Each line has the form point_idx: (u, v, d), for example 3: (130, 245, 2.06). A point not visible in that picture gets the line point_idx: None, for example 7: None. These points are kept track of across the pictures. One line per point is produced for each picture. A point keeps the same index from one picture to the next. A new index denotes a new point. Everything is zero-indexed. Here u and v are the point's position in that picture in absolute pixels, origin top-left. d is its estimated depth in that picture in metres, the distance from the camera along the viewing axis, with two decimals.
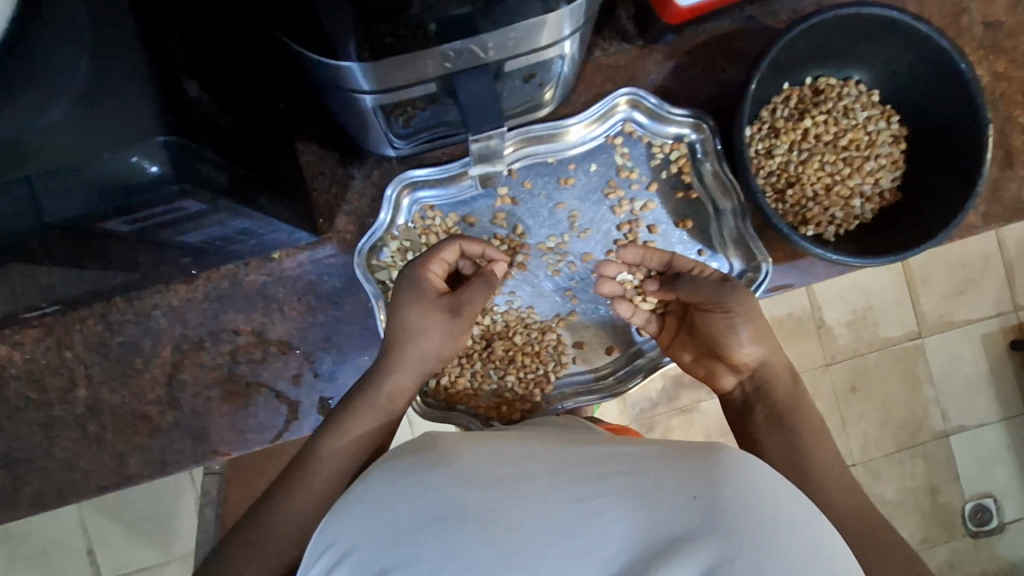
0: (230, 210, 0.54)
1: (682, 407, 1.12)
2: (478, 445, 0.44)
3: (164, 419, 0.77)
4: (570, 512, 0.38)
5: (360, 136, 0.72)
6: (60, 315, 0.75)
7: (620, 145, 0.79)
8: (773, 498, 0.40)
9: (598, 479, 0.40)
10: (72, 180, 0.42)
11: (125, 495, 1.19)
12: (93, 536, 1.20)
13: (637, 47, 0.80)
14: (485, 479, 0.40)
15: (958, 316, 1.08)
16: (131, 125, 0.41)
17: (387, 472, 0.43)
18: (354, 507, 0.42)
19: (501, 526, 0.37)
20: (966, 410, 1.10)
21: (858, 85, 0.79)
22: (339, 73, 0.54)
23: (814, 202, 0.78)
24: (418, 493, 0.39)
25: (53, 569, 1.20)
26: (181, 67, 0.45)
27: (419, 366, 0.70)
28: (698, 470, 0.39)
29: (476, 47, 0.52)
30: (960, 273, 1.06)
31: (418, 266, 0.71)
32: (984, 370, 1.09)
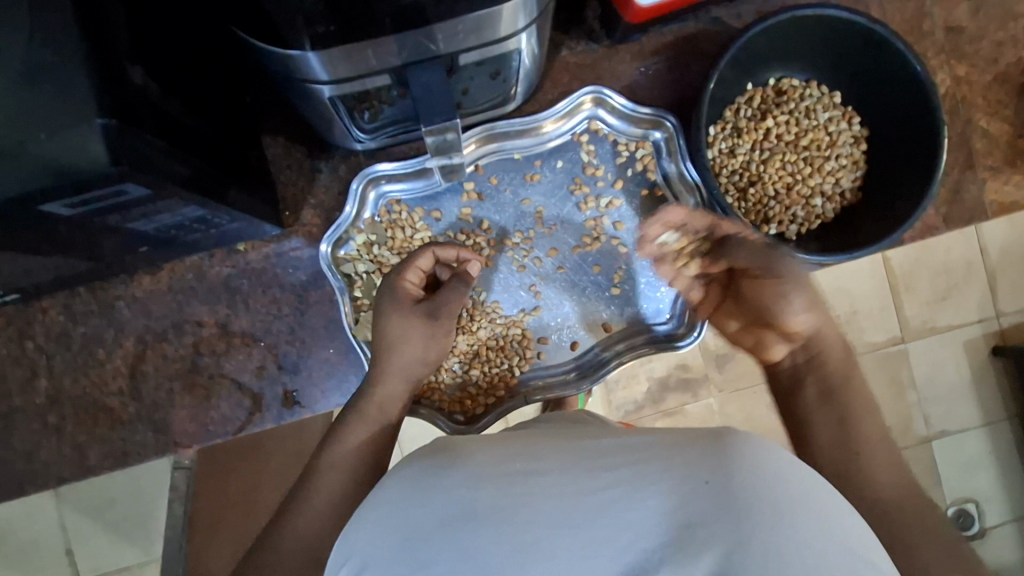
0: (178, 198, 0.54)
1: (666, 410, 1.11)
2: (490, 445, 0.47)
3: (125, 410, 0.77)
4: (586, 505, 0.39)
5: (324, 129, 0.73)
6: (21, 306, 0.75)
7: (586, 143, 0.80)
8: (786, 484, 0.39)
9: (609, 471, 0.41)
10: (12, 168, 0.42)
11: (106, 493, 1.18)
12: (72, 536, 1.19)
13: (604, 46, 0.80)
14: (495, 477, 0.42)
15: (941, 322, 1.04)
16: (68, 108, 0.41)
17: (396, 480, 0.45)
18: (369, 514, 0.44)
19: (522, 516, 0.39)
20: (949, 415, 1.06)
21: (820, 87, 0.80)
22: (294, 63, 0.55)
23: (775, 201, 0.79)
24: (428, 496, 0.41)
25: (35, 567, 1.20)
26: (127, 53, 0.46)
27: (407, 374, 0.71)
28: (710, 456, 0.39)
29: (425, 38, 0.54)
30: (943, 279, 1.03)
31: (395, 276, 0.72)
32: (967, 377, 1.06)
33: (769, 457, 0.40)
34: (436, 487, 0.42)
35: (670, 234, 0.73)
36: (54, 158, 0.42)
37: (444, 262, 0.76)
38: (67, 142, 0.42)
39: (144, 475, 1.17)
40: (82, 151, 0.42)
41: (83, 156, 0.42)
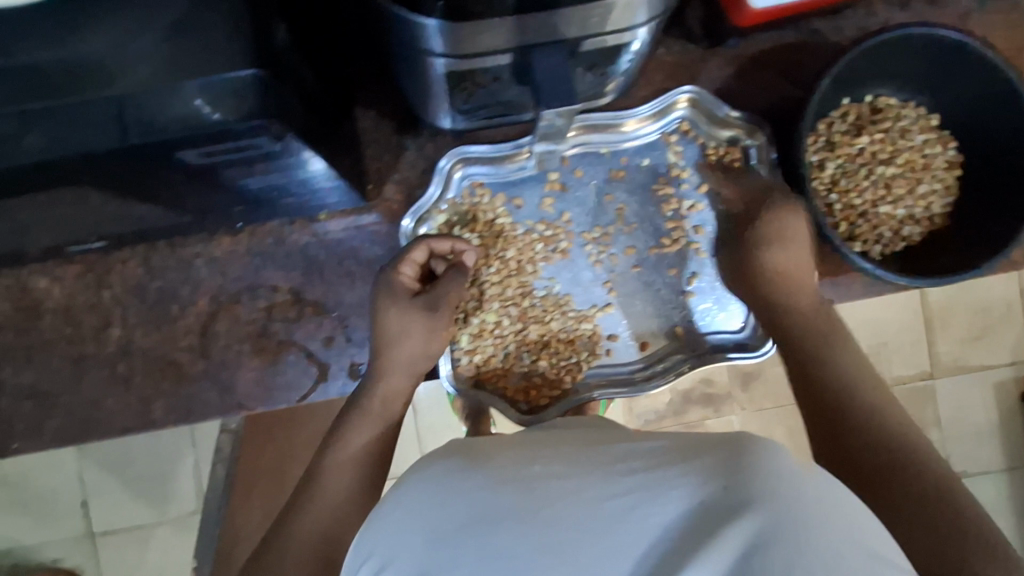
0: (298, 156, 0.55)
1: (687, 423, 1.11)
2: (513, 450, 0.46)
3: (194, 367, 0.77)
4: (603, 512, 0.38)
5: (419, 105, 0.73)
6: (102, 254, 0.75)
7: (674, 143, 0.79)
8: (827, 498, 0.38)
9: (628, 475, 0.40)
10: (149, 110, 0.43)
11: (125, 452, 1.21)
12: (90, 490, 1.22)
13: (701, 48, 0.80)
14: (515, 480, 0.41)
15: (973, 361, 1.18)
16: (223, 59, 0.42)
17: (419, 479, 0.44)
18: (389, 512, 0.43)
19: (540, 520, 0.38)
20: (969, 457, 1.19)
21: (917, 109, 0.78)
22: (416, 32, 0.55)
23: (863, 219, 0.77)
24: (452, 498, 0.41)
25: (50, 517, 1.23)
26: (272, 12, 0.45)
27: (410, 370, 0.71)
28: (728, 458, 0.39)
29: (558, 21, 0.54)
30: (979, 319, 1.17)
31: (389, 270, 0.72)
32: (993, 419, 1.19)
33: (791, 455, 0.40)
34: (457, 486, 0.41)
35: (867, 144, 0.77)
36: (189, 112, 0.43)
37: (439, 254, 0.75)
38: (217, 88, 0.42)
39: (166, 437, 1.20)
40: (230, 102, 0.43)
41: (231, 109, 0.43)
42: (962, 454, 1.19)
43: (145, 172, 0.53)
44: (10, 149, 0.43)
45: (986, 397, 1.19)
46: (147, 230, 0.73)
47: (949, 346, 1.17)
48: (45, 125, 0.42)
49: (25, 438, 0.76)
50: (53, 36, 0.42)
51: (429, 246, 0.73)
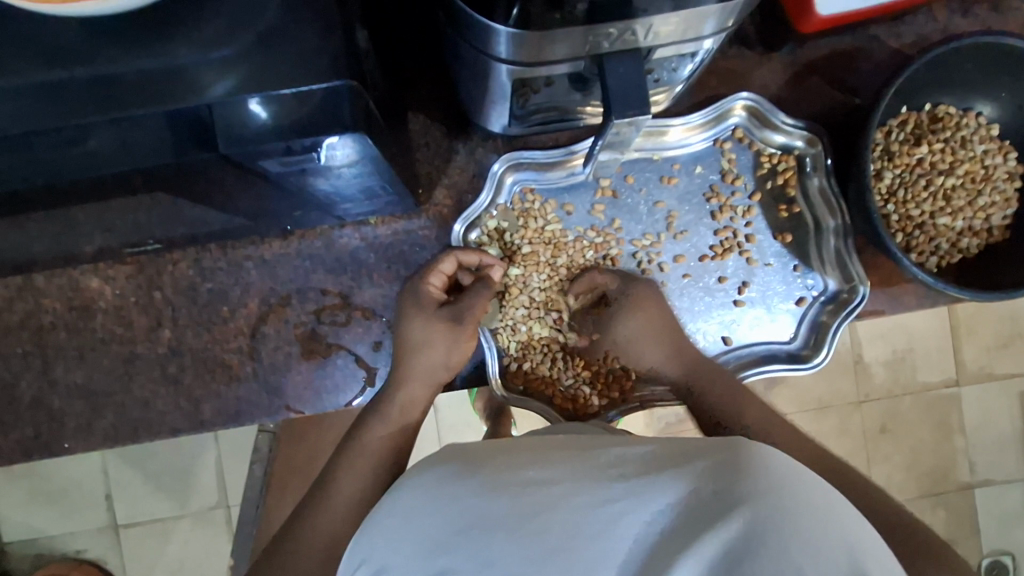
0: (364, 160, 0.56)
1: None
2: (510, 458, 0.51)
3: (243, 369, 0.77)
4: (597, 517, 0.41)
5: (474, 109, 0.72)
6: (154, 255, 0.76)
7: (728, 150, 0.78)
8: (817, 503, 0.41)
9: (614, 484, 0.44)
10: (228, 116, 0.43)
11: (149, 447, 1.22)
12: (113, 482, 1.23)
13: (757, 53, 0.78)
14: (511, 487, 0.45)
15: (999, 369, 1.17)
16: (316, 67, 0.43)
17: (418, 486, 0.50)
18: (388, 518, 0.49)
19: (531, 529, 0.42)
20: (993, 464, 1.19)
21: (978, 118, 0.77)
22: (486, 38, 0.54)
23: (920, 230, 0.76)
24: (451, 501, 0.46)
25: (74, 508, 1.24)
26: (355, 17, 0.46)
27: (430, 378, 0.70)
28: (719, 466, 0.43)
29: (640, 29, 0.53)
30: (1008, 326, 1.16)
31: (417, 279, 0.74)
32: (1018, 428, 1.19)
33: (777, 461, 0.43)
34: (455, 493, 0.46)
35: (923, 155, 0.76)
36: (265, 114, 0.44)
37: (467, 267, 0.76)
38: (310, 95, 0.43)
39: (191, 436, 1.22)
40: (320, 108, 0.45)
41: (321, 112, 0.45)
42: (986, 462, 1.19)
43: (215, 174, 0.53)
44: (67, 151, 0.43)
45: (1011, 406, 1.18)
46: (200, 232, 0.73)
47: (978, 354, 1.16)
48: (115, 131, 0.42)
49: (76, 437, 0.77)
50: (144, 43, 0.41)
51: (457, 259, 0.74)
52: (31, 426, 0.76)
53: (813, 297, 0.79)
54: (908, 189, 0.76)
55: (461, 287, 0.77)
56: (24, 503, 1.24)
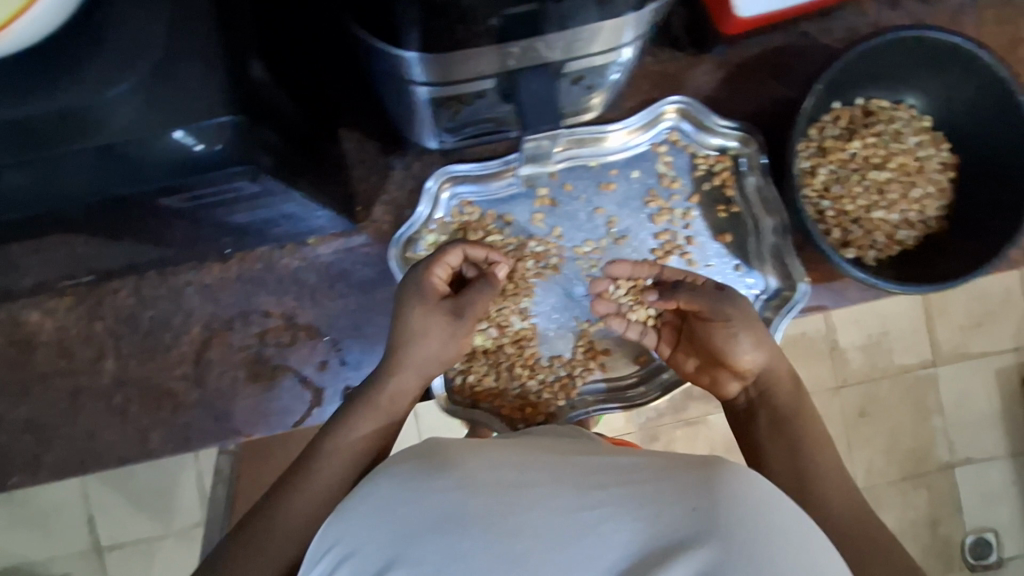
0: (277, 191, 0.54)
1: (688, 419, 1.15)
2: (488, 454, 0.47)
3: (189, 395, 0.77)
4: (574, 523, 0.40)
5: (404, 125, 0.72)
6: (94, 285, 0.75)
7: (664, 154, 0.79)
8: (766, 515, 0.40)
9: (595, 491, 0.42)
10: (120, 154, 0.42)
11: (128, 469, 1.21)
12: (94, 505, 1.23)
13: (688, 55, 0.79)
14: (488, 484, 0.42)
15: (973, 349, 1.17)
16: (198, 104, 0.41)
17: (390, 476, 0.46)
18: (361, 502, 0.45)
19: (506, 527, 0.39)
20: (973, 444, 1.19)
21: (909, 110, 0.77)
22: (396, 62, 0.54)
23: (856, 225, 0.76)
24: (422, 495, 0.42)
25: (55, 533, 1.23)
26: (250, 46, 0.45)
27: (423, 369, 0.69)
28: (697, 484, 0.41)
29: (541, 46, 0.53)
30: (979, 306, 1.16)
31: (423, 270, 0.70)
32: (996, 406, 1.19)
33: (755, 484, 0.42)
34: (426, 486, 0.42)
35: (856, 149, 0.76)
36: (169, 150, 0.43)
37: (472, 260, 0.75)
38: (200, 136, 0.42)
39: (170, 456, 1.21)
40: (210, 145, 0.43)
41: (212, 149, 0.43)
42: (966, 441, 1.19)
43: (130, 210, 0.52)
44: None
45: (988, 384, 1.19)
46: (136, 260, 0.72)
47: (950, 334, 1.17)
48: (34, 169, 0.43)
49: (23, 472, 0.76)
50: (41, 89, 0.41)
51: (465, 252, 0.72)
52: None
53: (754, 295, 0.79)
54: (842, 184, 0.76)
55: (462, 280, 0.75)
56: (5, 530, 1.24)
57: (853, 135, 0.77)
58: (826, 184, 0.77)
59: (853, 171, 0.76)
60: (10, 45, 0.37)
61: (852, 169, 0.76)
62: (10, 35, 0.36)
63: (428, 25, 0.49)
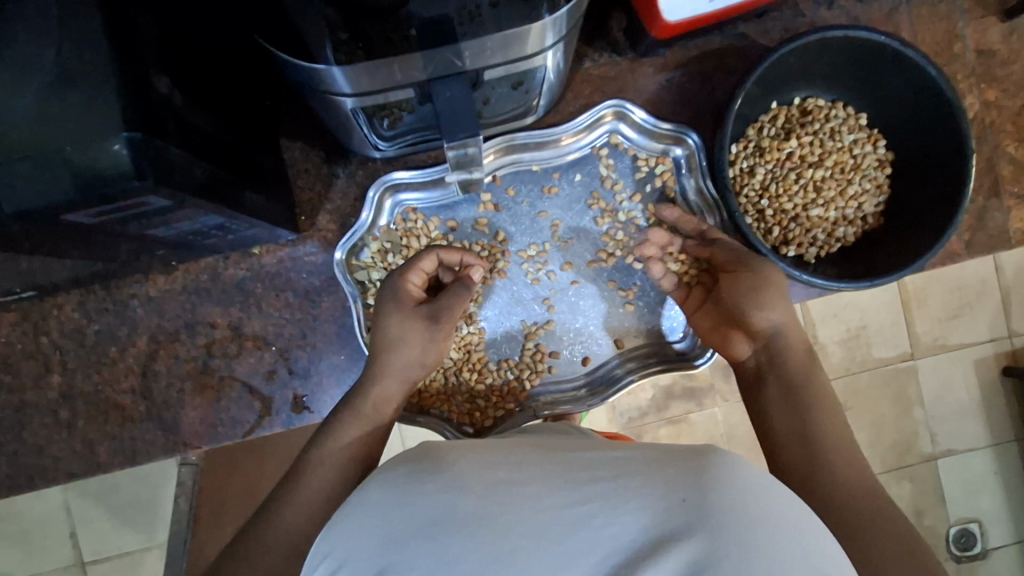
0: (199, 207, 0.53)
1: (671, 418, 1.15)
2: (474, 454, 0.47)
3: (136, 408, 0.77)
4: (565, 518, 0.41)
5: (343, 136, 0.72)
6: (37, 300, 0.75)
7: (606, 157, 0.79)
8: (753, 501, 0.40)
9: (589, 484, 0.42)
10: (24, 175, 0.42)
11: (109, 480, 1.21)
12: (77, 519, 1.22)
13: (629, 59, 0.80)
14: (478, 485, 0.43)
15: (952, 340, 1.18)
16: (94, 118, 0.41)
17: (380, 483, 0.46)
18: (350, 513, 0.45)
19: (501, 526, 0.40)
20: (952, 434, 1.20)
21: (846, 108, 0.78)
22: (316, 75, 0.55)
23: (795, 223, 0.77)
24: (411, 500, 0.42)
25: (39, 548, 1.23)
26: (154, 62, 0.46)
27: (406, 373, 0.71)
28: (691, 472, 0.42)
29: (452, 55, 0.53)
30: (957, 297, 1.16)
31: (398, 276, 0.72)
32: (974, 396, 1.19)
33: (744, 476, 0.42)
34: (418, 491, 0.43)
35: (793, 148, 0.77)
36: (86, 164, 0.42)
37: (447, 265, 0.76)
38: (96, 152, 0.41)
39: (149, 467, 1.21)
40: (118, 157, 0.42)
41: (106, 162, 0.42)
42: (947, 432, 1.20)
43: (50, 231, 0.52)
44: None
45: (966, 374, 1.19)
46: (78, 274, 0.73)
47: (929, 325, 1.17)
48: None
49: None
50: None
51: (438, 257, 0.74)
52: None
53: None
54: (779, 183, 0.77)
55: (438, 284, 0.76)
56: None
57: (790, 134, 0.77)
58: (765, 184, 0.77)
59: (791, 170, 0.77)
60: None
61: (790, 168, 0.77)
62: None
63: (353, 31, 0.51)
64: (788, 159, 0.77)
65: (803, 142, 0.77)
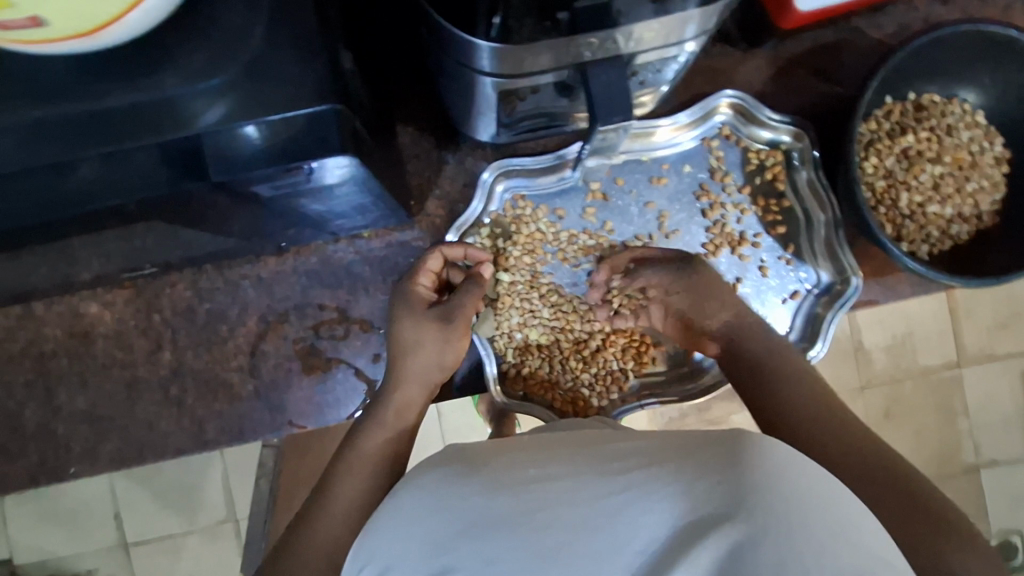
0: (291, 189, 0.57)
1: (713, 420, 1.14)
2: (511, 455, 0.48)
3: (244, 387, 0.78)
4: (601, 511, 0.40)
5: (463, 120, 0.72)
6: (152, 277, 0.76)
7: (716, 148, 0.79)
8: (789, 488, 0.39)
9: (622, 474, 0.42)
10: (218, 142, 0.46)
11: (156, 465, 1.22)
12: (124, 500, 1.23)
13: (740, 51, 0.79)
14: (513, 484, 0.43)
15: (999, 350, 1.16)
16: (304, 92, 0.44)
17: (418, 487, 0.48)
18: (392, 518, 0.46)
19: (535, 524, 0.40)
20: (998, 445, 1.18)
21: (963, 104, 0.77)
22: (471, 52, 0.55)
23: (910, 220, 0.76)
24: (452, 502, 0.44)
25: (85, 527, 1.24)
26: (340, 42, 0.47)
27: (424, 378, 0.68)
28: (726, 457, 0.40)
29: (619, 38, 0.53)
30: (1007, 306, 1.15)
31: (406, 282, 0.72)
32: (1020, 407, 1.18)
33: (780, 458, 0.41)
34: (458, 492, 0.44)
35: (909, 143, 0.76)
36: (222, 146, 0.46)
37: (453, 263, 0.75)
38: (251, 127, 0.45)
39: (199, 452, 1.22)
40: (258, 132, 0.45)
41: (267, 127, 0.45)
42: (992, 442, 1.18)
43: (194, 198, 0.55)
44: (76, 176, 0.46)
45: (1013, 385, 1.17)
46: (194, 253, 0.73)
47: (977, 335, 1.15)
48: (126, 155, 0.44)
49: (82, 461, 0.77)
50: (126, 77, 0.41)
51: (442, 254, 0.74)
52: (37, 453, 0.77)
53: (806, 290, 0.79)
54: (890, 178, 0.77)
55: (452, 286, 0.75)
56: (35, 524, 1.24)
57: (903, 128, 0.77)
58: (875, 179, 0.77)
59: (906, 165, 0.76)
60: (127, 34, 0.38)
61: (902, 163, 0.76)
62: (121, 26, 0.37)
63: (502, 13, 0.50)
64: (901, 154, 0.76)
65: (919, 136, 0.76)
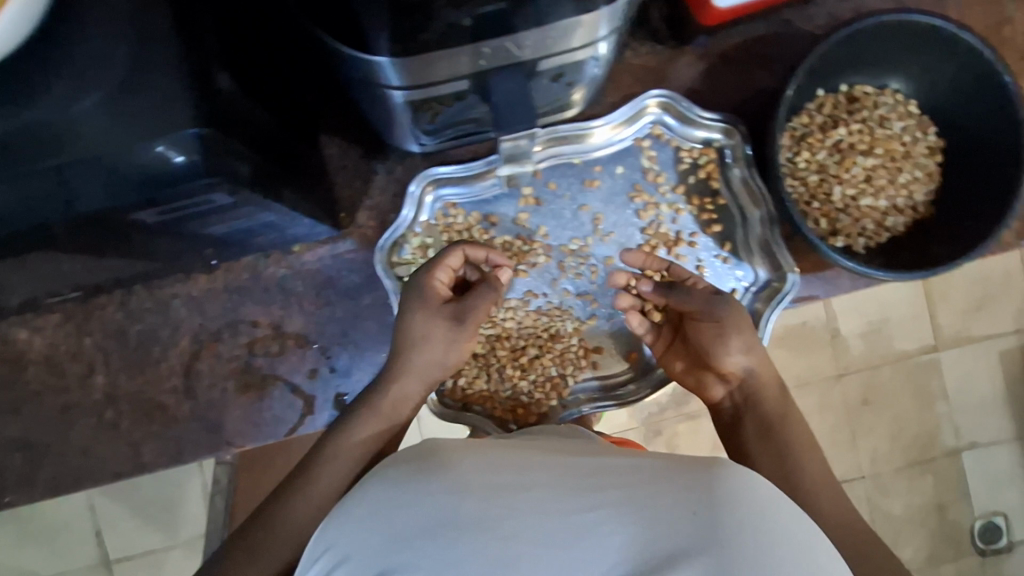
0: (258, 204, 0.55)
1: (690, 413, 1.12)
2: (481, 455, 0.46)
3: (180, 408, 0.77)
4: (572, 524, 0.39)
5: (384, 130, 0.71)
6: (81, 301, 0.75)
7: (648, 148, 0.78)
8: (766, 521, 0.39)
9: (595, 492, 0.41)
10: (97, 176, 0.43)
11: (134, 481, 1.21)
12: (102, 519, 1.22)
13: (670, 48, 0.77)
14: (482, 487, 0.41)
15: (975, 332, 1.16)
16: (167, 113, 0.41)
17: (384, 479, 0.45)
18: (356, 509, 0.44)
19: (501, 532, 0.38)
20: (977, 428, 1.17)
21: (894, 94, 0.77)
22: (369, 67, 0.53)
23: (844, 214, 0.76)
24: (412, 501, 0.41)
25: (65, 548, 1.23)
26: (218, 61, 0.45)
27: (425, 374, 0.68)
28: (699, 486, 0.40)
29: (511, 45, 0.52)
30: (979, 289, 1.15)
31: (423, 274, 0.69)
32: (999, 389, 1.17)
33: (758, 495, 0.41)
34: (421, 489, 0.41)
35: (840, 136, 0.76)
36: (98, 176, 0.43)
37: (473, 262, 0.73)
38: (160, 149, 0.42)
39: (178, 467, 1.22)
40: (175, 155, 0.42)
41: (178, 160, 0.43)
42: (970, 425, 1.17)
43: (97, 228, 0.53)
44: None
45: (989, 367, 1.17)
46: (120, 274, 0.72)
47: (952, 318, 1.15)
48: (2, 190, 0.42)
49: (19, 489, 0.76)
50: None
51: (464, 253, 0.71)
52: None
53: (744, 287, 0.78)
54: (823, 172, 0.76)
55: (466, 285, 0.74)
56: (14, 546, 1.23)
57: (835, 121, 0.76)
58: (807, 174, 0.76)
59: (839, 159, 0.76)
60: None
61: (835, 156, 0.76)
62: None
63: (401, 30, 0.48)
64: (834, 147, 0.76)
65: (852, 128, 0.76)
